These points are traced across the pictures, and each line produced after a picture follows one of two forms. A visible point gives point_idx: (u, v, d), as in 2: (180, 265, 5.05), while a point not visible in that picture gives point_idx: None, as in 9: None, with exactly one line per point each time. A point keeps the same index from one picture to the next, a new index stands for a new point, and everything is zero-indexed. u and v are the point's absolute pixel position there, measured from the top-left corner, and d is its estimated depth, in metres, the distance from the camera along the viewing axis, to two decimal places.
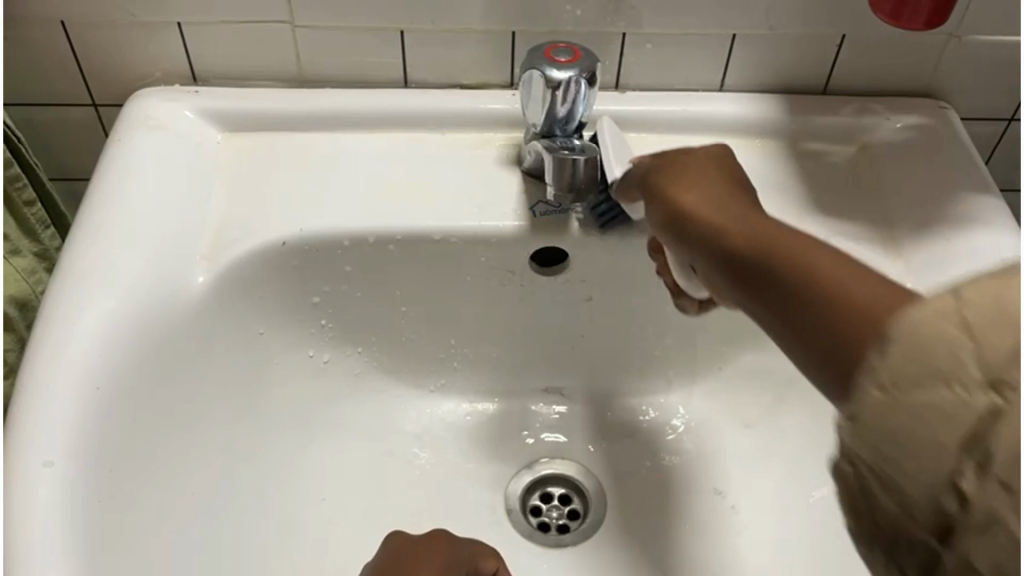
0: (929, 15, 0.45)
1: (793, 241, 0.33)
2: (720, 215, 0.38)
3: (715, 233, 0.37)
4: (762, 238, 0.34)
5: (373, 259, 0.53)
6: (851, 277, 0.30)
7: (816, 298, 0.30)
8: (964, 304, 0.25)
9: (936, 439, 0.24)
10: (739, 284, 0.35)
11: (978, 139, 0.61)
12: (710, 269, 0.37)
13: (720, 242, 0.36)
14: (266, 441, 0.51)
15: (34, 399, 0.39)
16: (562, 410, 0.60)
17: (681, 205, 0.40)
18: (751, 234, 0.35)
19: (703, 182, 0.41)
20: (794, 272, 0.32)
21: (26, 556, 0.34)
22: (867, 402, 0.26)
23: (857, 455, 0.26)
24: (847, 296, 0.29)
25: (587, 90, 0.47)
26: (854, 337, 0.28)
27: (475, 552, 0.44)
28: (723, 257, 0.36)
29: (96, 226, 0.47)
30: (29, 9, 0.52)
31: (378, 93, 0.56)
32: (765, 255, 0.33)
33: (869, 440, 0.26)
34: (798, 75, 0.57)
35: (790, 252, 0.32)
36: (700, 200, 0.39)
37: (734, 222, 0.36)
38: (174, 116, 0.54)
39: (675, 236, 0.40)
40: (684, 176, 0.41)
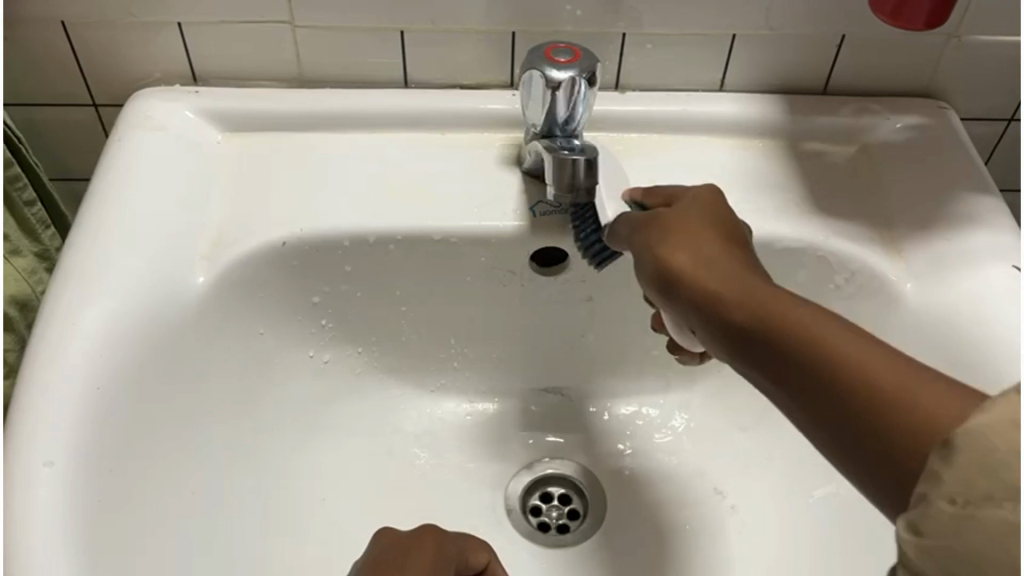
0: (929, 15, 0.45)
1: (813, 319, 0.33)
2: (723, 278, 0.37)
3: (721, 302, 0.36)
4: (784, 323, 0.33)
5: (373, 259, 0.53)
6: (885, 367, 0.30)
7: (846, 386, 0.31)
8: (1018, 412, 0.25)
9: (1008, 558, 0.24)
10: (761, 370, 0.34)
11: (978, 139, 0.61)
12: (719, 339, 0.36)
13: (727, 317, 0.35)
14: (266, 440, 0.51)
15: (34, 399, 0.39)
16: (561, 410, 0.60)
17: (678, 265, 0.38)
18: (760, 310, 0.34)
19: (694, 238, 0.39)
20: (820, 355, 0.32)
21: (27, 555, 0.34)
22: (933, 515, 0.26)
23: (923, 574, 0.26)
24: (884, 389, 0.30)
25: (587, 90, 0.47)
26: (906, 436, 0.29)
27: (466, 547, 0.45)
28: (736, 331, 0.35)
29: (96, 227, 0.47)
30: (29, 9, 0.52)
31: (378, 93, 0.56)
32: (792, 346, 0.33)
33: (938, 561, 0.26)
34: (797, 75, 0.57)
35: (811, 335, 0.32)
36: (696, 258, 0.38)
37: (739, 296, 0.35)
38: (174, 117, 0.55)
39: (672, 302, 0.39)
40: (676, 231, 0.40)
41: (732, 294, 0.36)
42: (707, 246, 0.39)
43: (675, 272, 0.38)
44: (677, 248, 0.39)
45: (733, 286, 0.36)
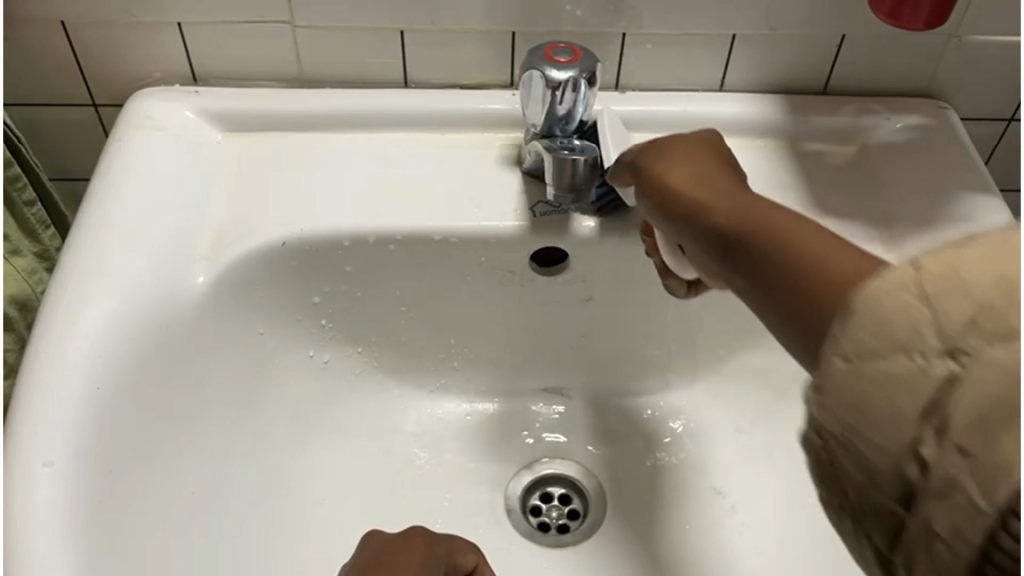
0: (929, 15, 0.45)
1: (771, 216, 0.32)
2: (702, 191, 0.37)
3: (694, 209, 0.37)
4: (750, 219, 0.33)
5: (373, 259, 0.53)
6: (820, 249, 0.29)
7: (792, 267, 0.30)
8: (925, 276, 0.25)
9: (896, 408, 0.24)
10: (729, 264, 0.34)
11: (978, 139, 0.61)
12: (700, 246, 0.36)
13: (701, 218, 0.36)
14: (266, 441, 0.51)
15: (34, 399, 0.39)
16: (561, 409, 0.60)
17: (663, 181, 0.40)
18: (729, 209, 0.35)
19: (688, 159, 0.40)
20: (773, 245, 0.31)
21: (27, 556, 0.34)
22: (831, 372, 0.26)
23: (826, 430, 0.27)
24: (820, 271, 0.29)
25: (587, 90, 0.48)
26: (821, 309, 0.28)
27: (454, 548, 0.44)
28: (706, 235, 0.35)
29: (95, 226, 0.47)
30: (29, 9, 0.52)
31: (377, 93, 0.56)
32: (753, 234, 0.32)
33: (838, 415, 0.26)
34: (797, 76, 0.57)
35: (765, 225, 0.32)
36: (683, 174, 0.39)
37: (719, 203, 0.36)
38: (174, 117, 0.54)
39: (662, 216, 0.39)
40: (669, 153, 0.41)
41: (708, 200, 0.36)
42: (697, 165, 0.39)
43: (661, 187, 0.40)
44: (667, 166, 0.40)
45: (709, 194, 0.37)
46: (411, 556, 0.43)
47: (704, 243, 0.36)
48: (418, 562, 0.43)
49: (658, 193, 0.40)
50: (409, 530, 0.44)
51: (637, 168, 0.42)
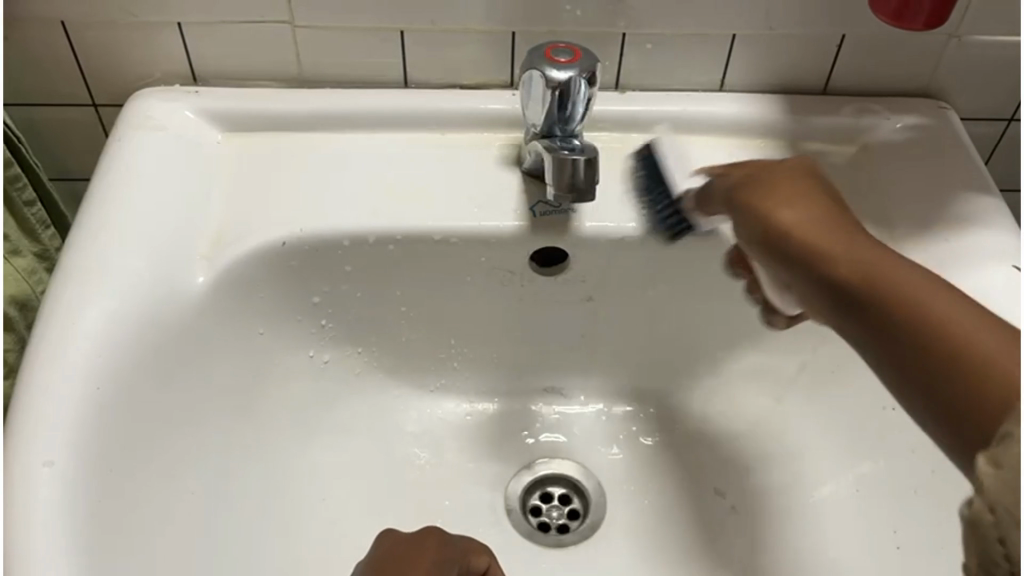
0: (928, 15, 0.45)
1: (911, 280, 0.33)
2: (823, 236, 0.37)
3: (815, 259, 0.37)
4: (885, 283, 0.34)
5: (373, 259, 0.53)
6: (970, 327, 0.31)
7: (932, 343, 0.31)
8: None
9: None
10: (857, 326, 0.35)
11: (978, 139, 0.61)
12: (819, 297, 0.37)
13: (829, 271, 0.36)
14: (265, 440, 0.51)
15: (35, 399, 0.39)
16: (561, 410, 0.61)
17: (775, 223, 0.39)
18: (866, 264, 0.35)
19: (797, 197, 0.39)
20: (914, 309, 0.32)
21: (28, 557, 0.34)
22: (1018, 445, 0.27)
23: (1001, 507, 0.27)
24: (963, 350, 0.31)
25: (587, 90, 0.47)
26: (969, 395, 0.30)
27: (468, 548, 0.44)
28: (828, 291, 0.36)
29: (97, 226, 0.47)
30: (29, 9, 0.52)
31: (378, 93, 0.56)
32: (887, 301, 0.33)
33: (1020, 492, 0.26)
34: (797, 75, 0.57)
35: (907, 292, 0.33)
36: (797, 217, 0.38)
37: (838, 253, 0.36)
38: (174, 117, 0.54)
39: (769, 255, 0.39)
40: (775, 189, 0.40)
41: (831, 249, 0.37)
42: (813, 205, 0.39)
43: (773, 228, 0.39)
44: (777, 206, 0.39)
45: (833, 241, 0.37)
46: (421, 557, 0.43)
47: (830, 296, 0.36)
48: (427, 563, 0.42)
49: (767, 235, 0.39)
50: (423, 531, 0.44)
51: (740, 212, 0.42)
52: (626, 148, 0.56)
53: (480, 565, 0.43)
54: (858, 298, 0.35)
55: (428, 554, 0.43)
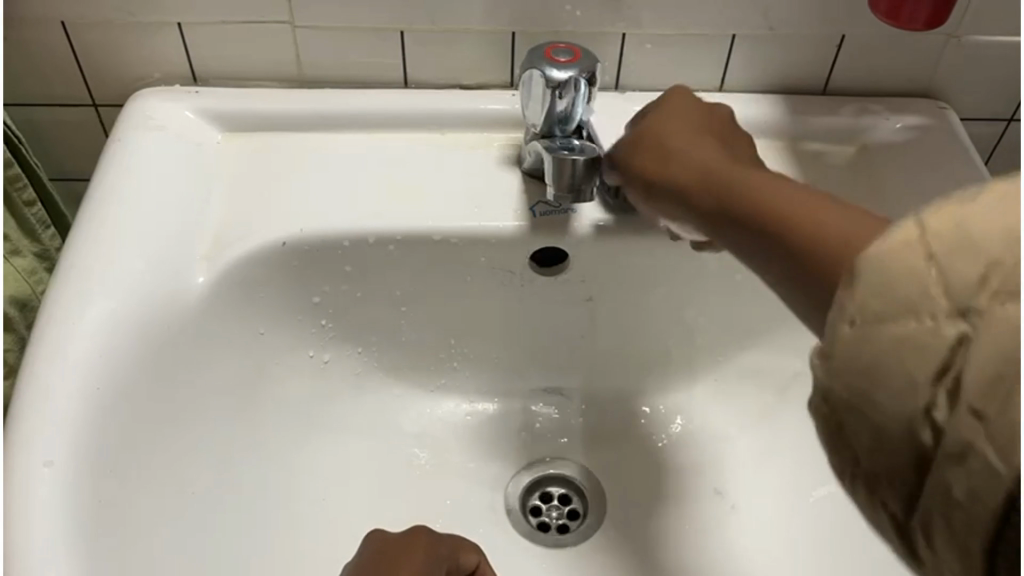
0: (929, 16, 0.45)
1: (764, 182, 0.36)
2: (695, 156, 0.42)
3: (707, 181, 0.39)
4: (732, 190, 0.37)
5: (373, 259, 0.53)
6: (806, 209, 0.33)
7: (766, 219, 0.34)
8: (928, 236, 0.26)
9: (906, 374, 0.25)
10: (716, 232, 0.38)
11: (978, 140, 0.61)
12: (689, 219, 0.41)
13: (686, 184, 0.41)
14: (265, 439, 0.51)
15: (34, 400, 0.39)
16: (561, 410, 0.60)
17: (663, 142, 0.44)
18: (729, 171, 0.39)
19: (675, 130, 0.44)
20: (754, 207, 0.35)
21: (28, 557, 0.34)
22: (839, 335, 0.27)
23: (834, 396, 0.27)
24: (802, 225, 0.32)
25: (587, 90, 0.47)
26: (807, 258, 0.31)
27: (457, 545, 0.44)
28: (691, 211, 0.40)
29: (95, 225, 0.47)
30: (29, 9, 0.52)
31: (377, 93, 0.56)
32: (736, 200, 0.37)
33: (845, 379, 0.27)
34: (798, 76, 0.57)
35: (756, 188, 0.36)
36: (680, 139, 0.43)
37: (691, 177, 0.40)
38: (174, 117, 0.55)
39: (647, 187, 0.44)
40: (665, 118, 0.45)
41: (709, 162, 0.41)
42: (701, 132, 0.44)
43: (655, 142, 0.44)
44: (669, 127, 0.44)
45: (713, 157, 0.41)
46: (413, 556, 0.43)
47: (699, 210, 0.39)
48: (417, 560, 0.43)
49: (668, 157, 0.43)
50: (411, 531, 0.44)
51: (626, 151, 0.46)
52: None
53: (470, 562, 0.44)
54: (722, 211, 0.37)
55: (420, 554, 0.43)
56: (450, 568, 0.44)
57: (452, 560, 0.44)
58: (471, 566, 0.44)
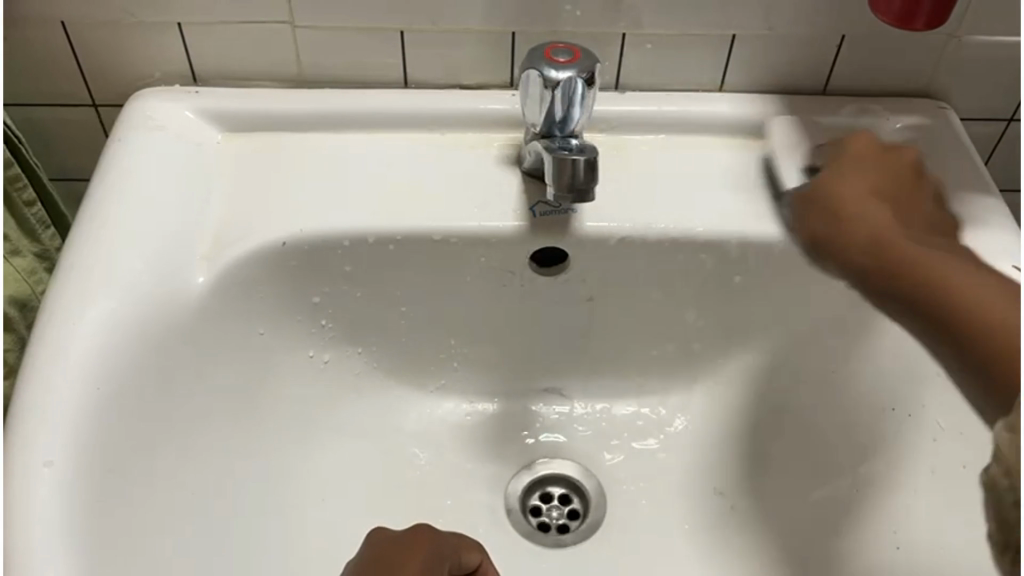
0: (929, 16, 0.45)
1: (907, 248, 0.41)
2: (870, 225, 0.44)
3: (869, 239, 0.43)
4: (913, 265, 0.39)
5: (374, 259, 0.53)
6: (980, 297, 0.36)
7: (966, 307, 0.36)
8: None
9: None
10: (874, 292, 0.42)
11: (977, 139, 0.61)
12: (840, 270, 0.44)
13: (842, 250, 0.44)
14: (264, 439, 0.51)
15: (35, 399, 0.39)
16: (561, 410, 0.60)
17: (828, 199, 0.47)
18: (884, 238, 0.42)
19: (865, 179, 0.48)
20: (937, 290, 0.38)
21: (28, 557, 0.34)
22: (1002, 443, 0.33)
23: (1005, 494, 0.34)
24: (939, 279, 0.38)
25: (587, 90, 0.47)
26: (1002, 357, 0.34)
27: (459, 544, 0.45)
28: (862, 272, 0.42)
29: (97, 226, 0.47)
30: (28, 9, 0.52)
31: (378, 93, 0.56)
32: (883, 270, 0.41)
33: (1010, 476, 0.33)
34: (797, 75, 0.57)
35: (913, 257, 0.40)
36: (860, 193, 0.46)
37: (881, 238, 0.42)
38: (174, 117, 0.55)
39: (813, 231, 0.47)
40: (842, 180, 0.48)
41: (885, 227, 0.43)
42: (879, 191, 0.47)
43: (832, 201, 0.47)
44: (852, 189, 0.47)
45: (885, 224, 0.43)
46: (414, 555, 0.43)
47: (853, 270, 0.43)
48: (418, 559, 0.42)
49: (843, 225, 0.45)
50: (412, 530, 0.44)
51: (817, 212, 0.47)
52: (625, 147, 0.56)
53: (472, 561, 0.45)
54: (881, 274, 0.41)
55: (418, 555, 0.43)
56: (452, 567, 0.44)
57: (455, 559, 0.44)
58: (472, 564, 0.45)
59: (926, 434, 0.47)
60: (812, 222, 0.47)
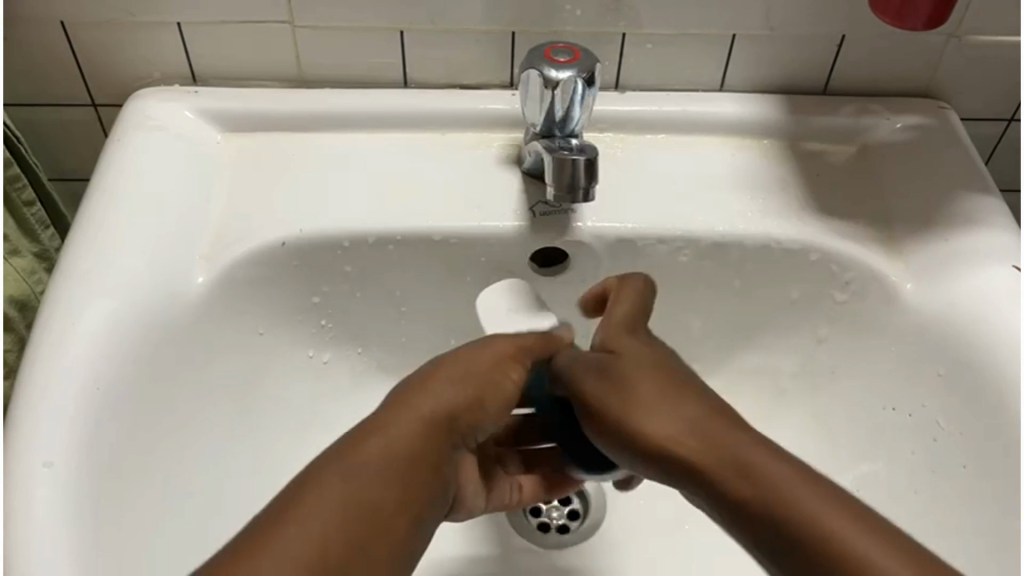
0: (929, 15, 0.45)
1: (764, 467, 0.34)
2: (683, 415, 0.37)
3: (697, 444, 0.35)
4: (772, 489, 0.33)
5: (373, 259, 0.52)
6: (871, 541, 0.31)
7: (830, 552, 0.32)
8: None
9: None
10: (719, 507, 0.35)
11: (978, 139, 0.61)
12: (663, 471, 0.37)
13: (739, 468, 0.34)
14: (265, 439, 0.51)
15: (33, 400, 0.39)
16: None
17: (629, 396, 0.38)
18: (771, 465, 0.34)
19: (647, 359, 0.39)
20: (810, 526, 0.32)
21: (28, 556, 0.34)
22: None
23: None
24: (866, 565, 0.31)
25: (587, 90, 0.47)
26: None
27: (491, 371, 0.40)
28: (693, 478, 0.35)
29: (95, 227, 0.47)
30: (28, 8, 0.52)
31: (377, 93, 0.56)
32: (738, 486, 0.34)
33: None
34: (798, 75, 0.57)
35: (833, 525, 0.32)
36: (647, 396, 0.38)
37: (711, 441, 0.35)
38: (174, 117, 0.54)
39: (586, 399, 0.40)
40: (631, 360, 0.40)
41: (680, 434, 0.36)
42: (679, 375, 0.39)
43: (643, 399, 0.38)
44: (650, 368, 0.39)
45: (702, 423, 0.36)
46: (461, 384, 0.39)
47: (720, 496, 0.35)
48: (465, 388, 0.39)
49: (644, 412, 0.37)
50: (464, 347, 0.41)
51: (585, 381, 0.40)
52: (625, 147, 0.56)
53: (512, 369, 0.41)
54: (726, 487, 0.34)
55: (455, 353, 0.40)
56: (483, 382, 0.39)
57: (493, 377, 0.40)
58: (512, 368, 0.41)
59: (927, 433, 0.48)
60: (634, 439, 0.37)
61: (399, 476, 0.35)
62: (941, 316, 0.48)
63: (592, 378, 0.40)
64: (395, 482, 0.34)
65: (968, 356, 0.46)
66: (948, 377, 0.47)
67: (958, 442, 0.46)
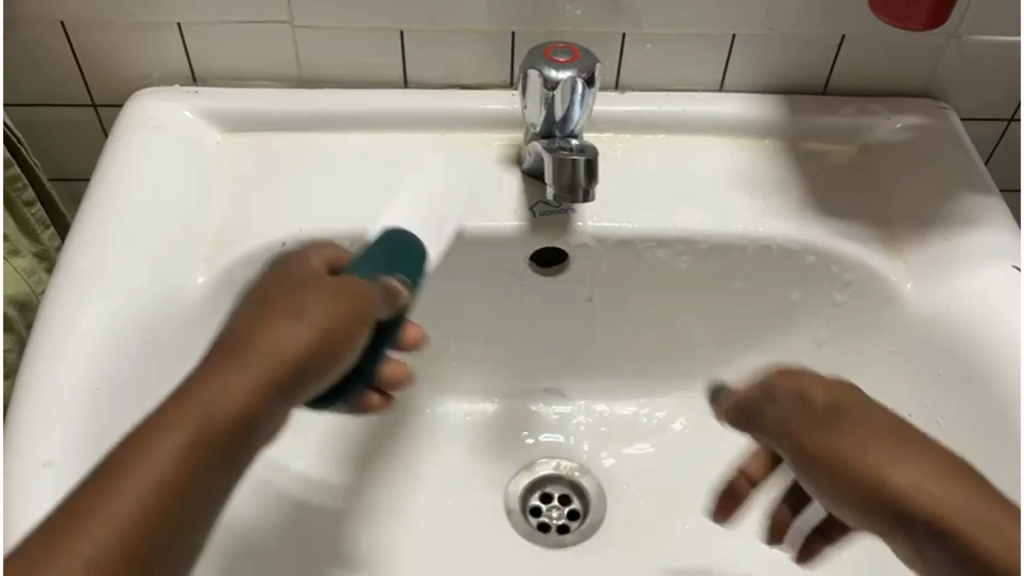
0: (928, 16, 0.45)
1: (984, 509, 0.32)
2: (885, 445, 0.34)
3: (900, 481, 0.33)
4: (982, 531, 0.32)
5: None
6: None
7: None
8: None
9: None
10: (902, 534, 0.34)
11: (977, 139, 0.61)
12: (860, 506, 0.34)
13: (933, 500, 0.32)
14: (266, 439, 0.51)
15: (33, 400, 0.39)
16: (561, 410, 0.60)
17: (841, 433, 0.35)
18: (962, 497, 0.32)
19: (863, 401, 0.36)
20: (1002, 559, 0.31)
21: None
22: None
23: None
24: None
25: (587, 90, 0.47)
26: None
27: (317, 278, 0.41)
28: (892, 512, 0.33)
29: (96, 228, 0.47)
30: (28, 9, 0.52)
31: (378, 93, 0.56)
32: (939, 521, 0.32)
33: None
34: (797, 74, 0.57)
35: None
36: (874, 429, 0.35)
37: (935, 487, 0.33)
38: (174, 117, 0.54)
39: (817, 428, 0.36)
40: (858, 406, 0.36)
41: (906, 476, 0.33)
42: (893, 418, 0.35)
43: (849, 439, 0.35)
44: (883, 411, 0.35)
45: (925, 463, 0.33)
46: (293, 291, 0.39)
47: (920, 527, 0.33)
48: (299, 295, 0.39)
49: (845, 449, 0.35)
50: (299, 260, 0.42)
51: (818, 426, 0.36)
52: (625, 146, 0.56)
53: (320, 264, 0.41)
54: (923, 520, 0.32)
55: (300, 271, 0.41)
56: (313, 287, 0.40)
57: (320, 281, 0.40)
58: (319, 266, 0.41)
59: (927, 434, 0.48)
60: (856, 475, 0.34)
61: (230, 415, 0.34)
62: (940, 316, 0.48)
63: (811, 420, 0.36)
64: (227, 424, 0.34)
65: (966, 356, 0.46)
66: (946, 378, 0.47)
67: (959, 442, 0.46)
